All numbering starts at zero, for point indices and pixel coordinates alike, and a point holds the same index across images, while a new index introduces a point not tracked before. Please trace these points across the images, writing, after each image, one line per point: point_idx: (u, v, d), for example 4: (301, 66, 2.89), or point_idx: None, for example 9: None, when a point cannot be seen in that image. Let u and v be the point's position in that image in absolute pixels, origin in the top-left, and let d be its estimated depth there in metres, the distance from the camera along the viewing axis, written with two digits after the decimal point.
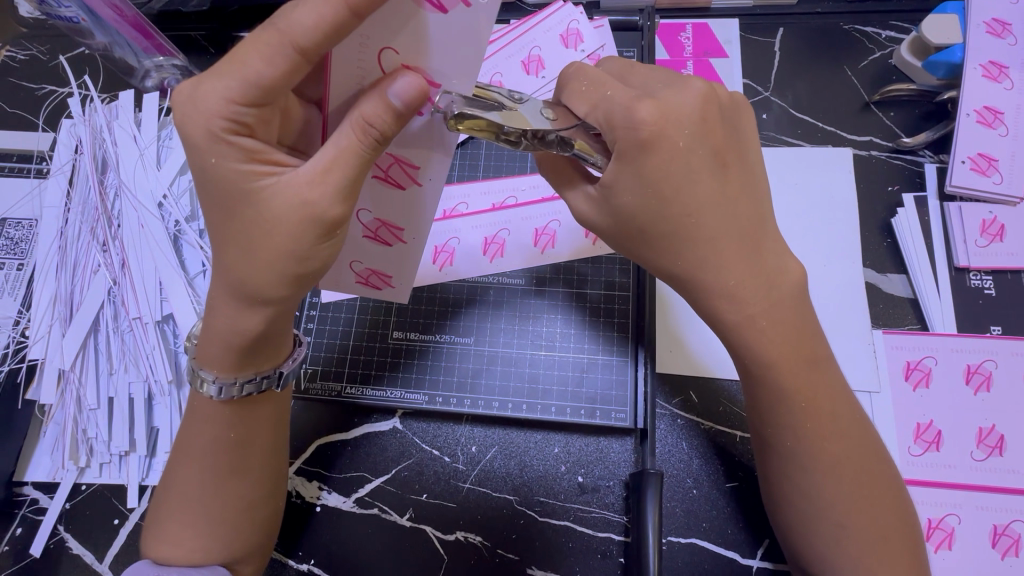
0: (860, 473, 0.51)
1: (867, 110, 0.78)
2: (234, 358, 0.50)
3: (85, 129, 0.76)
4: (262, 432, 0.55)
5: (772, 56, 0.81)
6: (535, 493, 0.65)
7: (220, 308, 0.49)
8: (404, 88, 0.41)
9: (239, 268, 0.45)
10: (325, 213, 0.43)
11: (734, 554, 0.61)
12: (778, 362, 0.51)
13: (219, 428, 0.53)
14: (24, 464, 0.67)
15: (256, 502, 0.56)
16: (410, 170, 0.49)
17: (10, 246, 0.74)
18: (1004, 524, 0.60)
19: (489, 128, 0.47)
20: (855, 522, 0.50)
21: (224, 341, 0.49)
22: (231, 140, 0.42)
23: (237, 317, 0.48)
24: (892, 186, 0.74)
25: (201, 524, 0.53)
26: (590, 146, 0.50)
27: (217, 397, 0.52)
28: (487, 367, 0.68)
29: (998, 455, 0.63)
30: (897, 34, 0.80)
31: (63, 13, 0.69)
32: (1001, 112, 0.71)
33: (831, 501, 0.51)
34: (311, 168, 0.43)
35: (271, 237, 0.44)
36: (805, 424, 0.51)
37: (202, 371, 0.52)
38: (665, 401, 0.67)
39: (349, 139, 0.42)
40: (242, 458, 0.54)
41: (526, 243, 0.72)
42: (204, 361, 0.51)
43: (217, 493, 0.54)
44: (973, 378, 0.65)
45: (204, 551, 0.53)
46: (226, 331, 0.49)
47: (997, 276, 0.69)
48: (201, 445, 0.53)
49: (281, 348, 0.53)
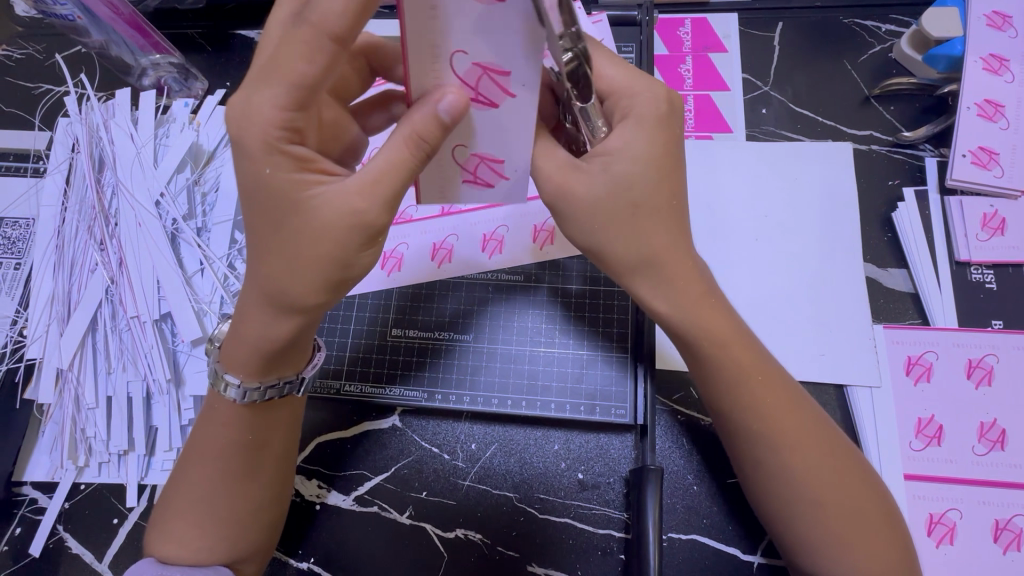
0: (833, 468, 0.51)
1: (866, 104, 0.77)
2: (261, 363, 0.50)
3: (82, 127, 0.76)
4: (278, 435, 0.55)
5: (771, 50, 0.80)
6: (535, 491, 0.64)
7: (252, 314, 0.49)
8: (452, 105, 0.42)
9: (277, 275, 0.45)
10: (374, 222, 0.44)
11: (733, 550, 0.61)
12: (737, 362, 0.52)
13: (236, 431, 0.53)
14: (23, 463, 0.67)
15: (265, 503, 0.56)
16: (464, 150, 0.47)
17: (7, 245, 0.73)
18: (1005, 519, 0.60)
19: (531, 70, 0.41)
20: (833, 518, 0.50)
21: (256, 348, 0.49)
22: (286, 149, 0.44)
23: (269, 324, 0.48)
24: (892, 180, 0.73)
25: (207, 522, 0.53)
26: (592, 110, 0.49)
27: (240, 400, 0.52)
28: (487, 365, 0.68)
29: (1000, 450, 0.62)
30: (897, 27, 0.80)
31: (58, 11, 0.68)
32: (1002, 105, 0.71)
33: (809, 498, 0.50)
34: (359, 179, 0.44)
35: (313, 245, 0.44)
36: (774, 421, 0.51)
37: (227, 374, 0.51)
38: (664, 398, 0.67)
39: (400, 153, 0.44)
40: (257, 460, 0.54)
41: (524, 240, 0.72)
42: (230, 363, 0.51)
43: (226, 495, 0.53)
44: (974, 372, 0.65)
45: (212, 552, 0.53)
46: (257, 338, 0.49)
47: (998, 269, 0.69)
48: (216, 447, 0.53)
49: (307, 353, 0.54)
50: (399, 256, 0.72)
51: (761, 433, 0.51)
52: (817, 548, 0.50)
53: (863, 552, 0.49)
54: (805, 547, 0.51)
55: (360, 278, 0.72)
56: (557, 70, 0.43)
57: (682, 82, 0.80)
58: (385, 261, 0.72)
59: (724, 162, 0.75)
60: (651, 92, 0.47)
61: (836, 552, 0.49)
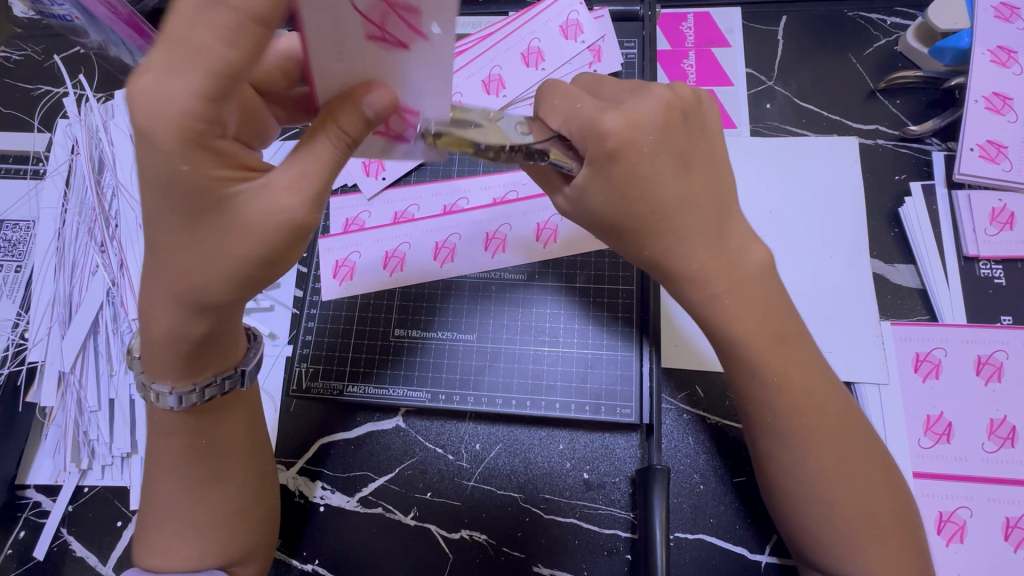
0: (850, 471, 0.50)
1: (872, 98, 0.76)
2: (182, 366, 0.48)
3: (81, 128, 0.75)
4: (235, 433, 0.54)
5: (775, 44, 0.80)
6: (540, 491, 0.64)
7: (156, 315, 0.45)
8: (379, 100, 0.42)
9: (189, 271, 0.43)
10: (301, 221, 0.43)
11: (741, 549, 0.60)
12: (766, 360, 0.50)
13: (189, 436, 0.51)
14: (26, 467, 0.67)
15: (246, 503, 0.55)
16: (409, 115, 0.46)
17: (8, 248, 0.73)
18: (1016, 517, 0.59)
19: (465, 146, 0.47)
20: (846, 515, 0.49)
21: (171, 348, 0.47)
22: (210, 146, 0.39)
23: (177, 324, 0.45)
24: (899, 175, 0.73)
25: (197, 528, 0.52)
26: (564, 155, 0.49)
27: (177, 407, 0.49)
28: (490, 365, 0.68)
29: (1010, 446, 0.62)
30: (902, 20, 0.79)
31: (56, 11, 0.69)
32: (1010, 98, 0.70)
33: (826, 498, 0.49)
34: (288, 173, 0.42)
35: (240, 240, 0.42)
36: (796, 418, 0.50)
37: (156, 385, 0.49)
38: (670, 396, 0.66)
39: (325, 146, 0.43)
40: (218, 464, 0.53)
41: (531, 242, 0.71)
42: (154, 373, 0.49)
43: (201, 501, 0.53)
44: (983, 369, 0.64)
45: (201, 560, 0.52)
46: (166, 338, 0.46)
47: (1006, 264, 0.68)
48: (176, 455, 0.52)
49: (235, 346, 0.52)
50: (400, 255, 0.71)
51: (783, 430, 0.50)
52: (827, 545, 0.50)
53: (876, 552, 0.49)
54: (811, 542, 0.51)
55: (361, 279, 0.71)
56: (495, 141, 0.47)
57: (685, 77, 0.79)
58: (387, 261, 0.71)
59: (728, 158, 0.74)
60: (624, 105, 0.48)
61: (845, 551, 0.49)
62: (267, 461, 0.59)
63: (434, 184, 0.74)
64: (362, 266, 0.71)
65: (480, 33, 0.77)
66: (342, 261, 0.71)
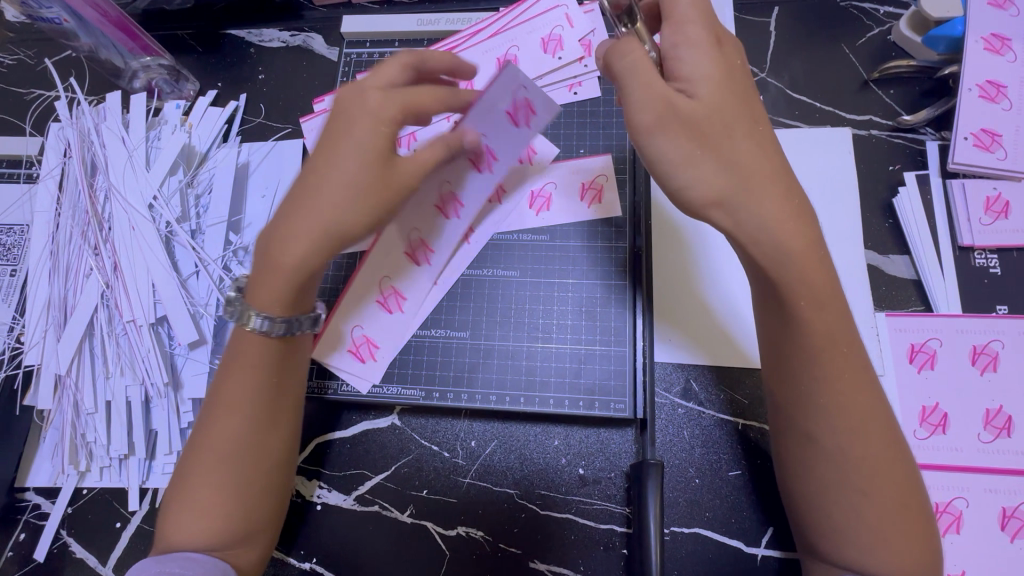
0: (886, 458, 0.47)
1: (865, 88, 0.76)
2: (286, 297, 0.51)
3: (73, 132, 0.75)
4: (290, 389, 0.56)
5: (767, 35, 0.79)
6: (536, 487, 0.64)
7: (289, 239, 0.50)
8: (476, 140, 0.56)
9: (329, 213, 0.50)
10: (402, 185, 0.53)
11: (737, 543, 0.60)
12: (815, 331, 0.47)
13: (258, 377, 0.53)
14: (25, 470, 0.67)
15: (276, 467, 0.55)
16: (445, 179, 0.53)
17: (3, 253, 0.74)
18: (1013, 507, 0.59)
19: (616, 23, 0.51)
20: (874, 503, 0.47)
21: (286, 276, 0.51)
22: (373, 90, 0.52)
23: (309, 251, 0.51)
24: (893, 165, 0.72)
25: (229, 487, 0.51)
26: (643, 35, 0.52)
27: (262, 330, 0.52)
28: (485, 361, 0.68)
29: (1006, 436, 0.61)
30: (895, 9, 0.78)
31: (45, 14, 0.69)
32: (1004, 85, 0.69)
33: (851, 473, 0.47)
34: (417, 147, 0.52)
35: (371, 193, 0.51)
36: (838, 395, 0.48)
37: (251, 306, 0.52)
38: (665, 391, 0.66)
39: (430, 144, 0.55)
40: (273, 422, 0.54)
41: (511, 131, 0.57)
42: (256, 295, 0.52)
43: (243, 456, 0.52)
44: (979, 359, 0.64)
45: (224, 522, 0.51)
46: (291, 267, 0.50)
47: (1002, 254, 0.68)
48: (240, 400, 0.53)
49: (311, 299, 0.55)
50: (397, 287, 0.67)
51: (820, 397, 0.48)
52: (842, 535, 0.48)
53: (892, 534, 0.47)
54: (828, 529, 0.49)
55: (377, 334, 0.67)
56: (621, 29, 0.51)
57: None
58: (385, 304, 0.67)
59: None
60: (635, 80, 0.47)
61: (864, 541, 0.47)
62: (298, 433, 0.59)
63: None
64: (371, 329, 0.67)
65: (469, 29, 0.77)
66: (355, 344, 0.67)
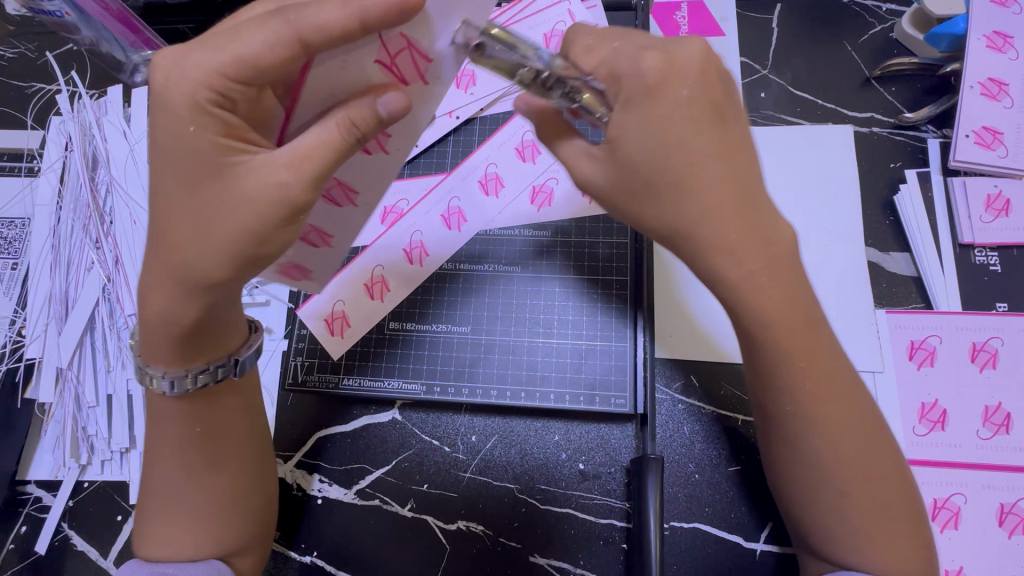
0: (868, 464, 0.49)
1: (867, 85, 0.76)
2: (179, 348, 0.48)
3: (74, 126, 0.75)
4: (233, 422, 0.54)
5: (769, 32, 0.79)
6: (536, 482, 0.64)
7: (155, 292, 0.45)
8: (392, 100, 0.41)
9: (181, 250, 0.42)
10: (289, 198, 0.41)
11: (737, 538, 0.61)
12: (773, 353, 0.48)
13: (183, 424, 0.51)
14: (27, 463, 0.67)
15: (238, 495, 0.54)
16: (350, 193, 0.49)
17: (4, 246, 0.74)
18: (1011, 503, 0.60)
19: (503, 68, 0.44)
20: (857, 505, 0.49)
21: (166, 330, 0.46)
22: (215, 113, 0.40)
23: (174, 304, 0.45)
24: (894, 162, 0.72)
25: (196, 517, 0.52)
26: (593, 100, 0.46)
27: (170, 392, 0.49)
28: (485, 356, 0.68)
29: (1005, 433, 0.62)
30: (897, 7, 0.79)
31: (46, 7, 0.68)
32: (1006, 84, 0.70)
33: (835, 486, 0.49)
34: (289, 151, 0.41)
35: (228, 216, 0.41)
36: (817, 411, 0.48)
37: (150, 367, 0.49)
38: (665, 386, 0.66)
39: (331, 132, 0.40)
40: (214, 456, 0.53)
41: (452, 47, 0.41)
42: (149, 356, 0.49)
43: (195, 488, 0.52)
44: (978, 356, 0.64)
45: (195, 548, 0.52)
46: (163, 321, 0.46)
47: (1002, 251, 0.68)
48: (171, 443, 0.52)
49: (231, 333, 0.51)
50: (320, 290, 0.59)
51: (801, 419, 0.49)
52: (831, 534, 0.50)
53: (877, 534, 0.49)
54: (816, 529, 0.51)
55: (359, 321, 0.69)
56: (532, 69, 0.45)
57: None
58: (371, 289, 0.70)
59: None
60: (654, 57, 0.44)
61: (852, 537, 0.49)
62: (266, 450, 0.58)
63: (426, 179, 0.74)
64: (352, 311, 0.69)
65: None
66: (334, 316, 0.69)
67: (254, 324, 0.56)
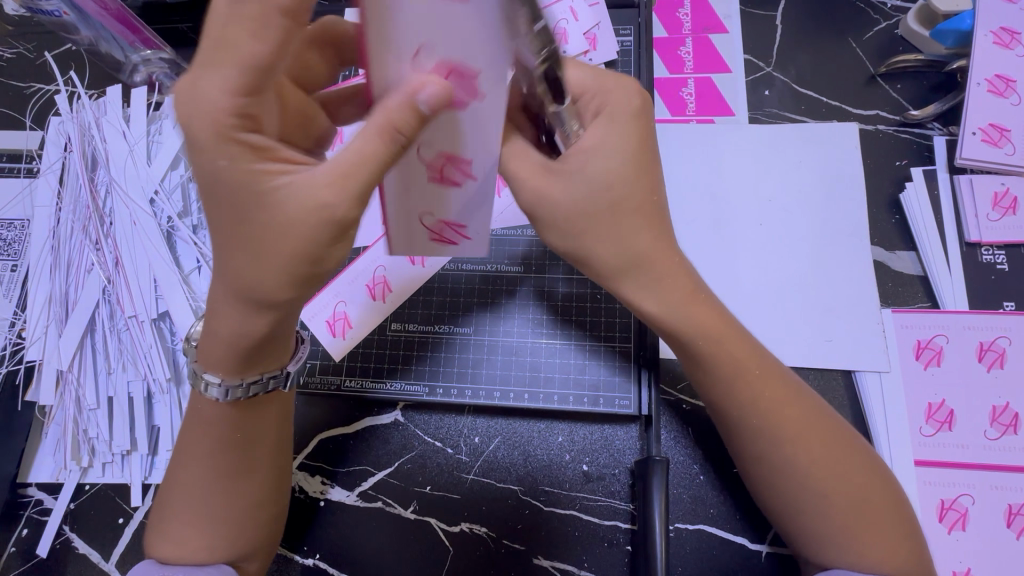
0: (840, 464, 0.50)
1: (872, 83, 0.75)
2: (238, 362, 0.48)
3: (73, 126, 0.75)
4: (268, 431, 0.54)
5: (773, 29, 0.78)
6: (541, 483, 0.64)
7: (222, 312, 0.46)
8: (432, 95, 0.37)
9: (244, 270, 0.43)
10: (340, 215, 0.41)
11: (742, 540, 0.60)
12: (738, 355, 0.51)
13: (214, 428, 0.51)
14: (28, 466, 0.67)
15: (258, 501, 0.54)
16: (460, 229, 0.50)
17: (3, 247, 0.73)
18: (1019, 504, 0.59)
19: None
20: (839, 508, 0.49)
21: (230, 346, 0.47)
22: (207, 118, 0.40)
23: (242, 323, 0.46)
24: (900, 161, 0.72)
25: (202, 522, 0.52)
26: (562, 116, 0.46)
27: (222, 399, 0.50)
28: (488, 358, 0.67)
29: (1013, 434, 0.61)
30: (902, 3, 0.78)
31: (45, 7, 0.69)
32: (1014, 80, 0.69)
33: (814, 489, 0.49)
34: (332, 169, 0.41)
35: (284, 233, 0.41)
36: (776, 413, 0.50)
37: (207, 373, 0.49)
38: (669, 387, 0.66)
39: (374, 143, 0.39)
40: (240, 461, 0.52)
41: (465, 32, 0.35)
42: (208, 363, 0.49)
43: (218, 492, 0.52)
44: (985, 356, 0.64)
45: (207, 551, 0.51)
46: (230, 335, 0.46)
47: (1009, 250, 0.67)
48: (200, 445, 0.51)
49: (285, 345, 0.52)
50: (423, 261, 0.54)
51: (762, 424, 0.50)
52: (830, 543, 0.49)
53: (868, 536, 0.48)
54: (809, 538, 0.50)
55: (361, 322, 0.69)
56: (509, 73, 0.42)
57: (682, 65, 0.78)
58: (372, 289, 0.70)
59: (726, 148, 0.73)
60: None
61: (844, 542, 0.49)
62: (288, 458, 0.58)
63: None
64: (354, 311, 0.69)
65: None
66: (334, 318, 0.69)
67: (299, 336, 0.57)
